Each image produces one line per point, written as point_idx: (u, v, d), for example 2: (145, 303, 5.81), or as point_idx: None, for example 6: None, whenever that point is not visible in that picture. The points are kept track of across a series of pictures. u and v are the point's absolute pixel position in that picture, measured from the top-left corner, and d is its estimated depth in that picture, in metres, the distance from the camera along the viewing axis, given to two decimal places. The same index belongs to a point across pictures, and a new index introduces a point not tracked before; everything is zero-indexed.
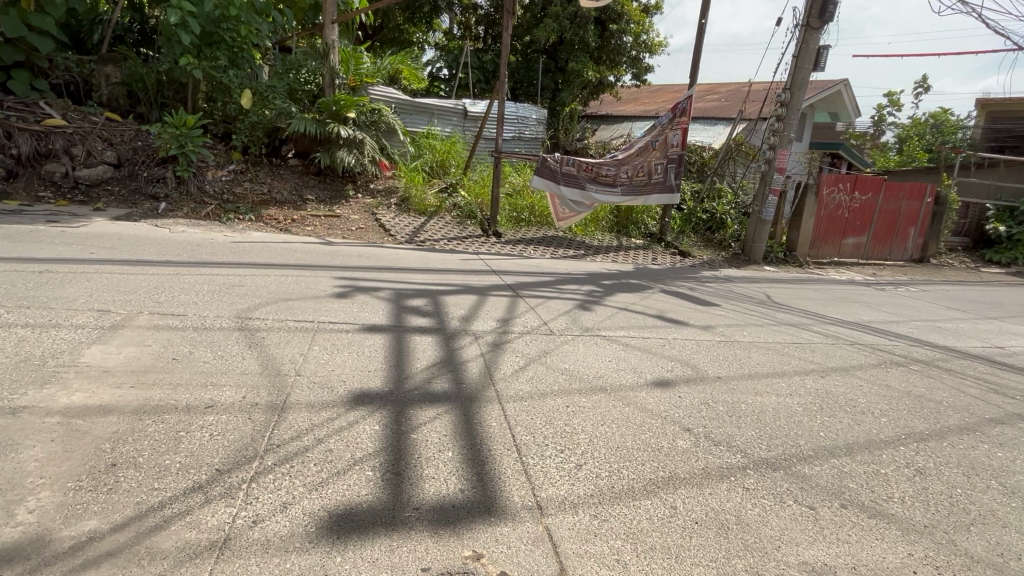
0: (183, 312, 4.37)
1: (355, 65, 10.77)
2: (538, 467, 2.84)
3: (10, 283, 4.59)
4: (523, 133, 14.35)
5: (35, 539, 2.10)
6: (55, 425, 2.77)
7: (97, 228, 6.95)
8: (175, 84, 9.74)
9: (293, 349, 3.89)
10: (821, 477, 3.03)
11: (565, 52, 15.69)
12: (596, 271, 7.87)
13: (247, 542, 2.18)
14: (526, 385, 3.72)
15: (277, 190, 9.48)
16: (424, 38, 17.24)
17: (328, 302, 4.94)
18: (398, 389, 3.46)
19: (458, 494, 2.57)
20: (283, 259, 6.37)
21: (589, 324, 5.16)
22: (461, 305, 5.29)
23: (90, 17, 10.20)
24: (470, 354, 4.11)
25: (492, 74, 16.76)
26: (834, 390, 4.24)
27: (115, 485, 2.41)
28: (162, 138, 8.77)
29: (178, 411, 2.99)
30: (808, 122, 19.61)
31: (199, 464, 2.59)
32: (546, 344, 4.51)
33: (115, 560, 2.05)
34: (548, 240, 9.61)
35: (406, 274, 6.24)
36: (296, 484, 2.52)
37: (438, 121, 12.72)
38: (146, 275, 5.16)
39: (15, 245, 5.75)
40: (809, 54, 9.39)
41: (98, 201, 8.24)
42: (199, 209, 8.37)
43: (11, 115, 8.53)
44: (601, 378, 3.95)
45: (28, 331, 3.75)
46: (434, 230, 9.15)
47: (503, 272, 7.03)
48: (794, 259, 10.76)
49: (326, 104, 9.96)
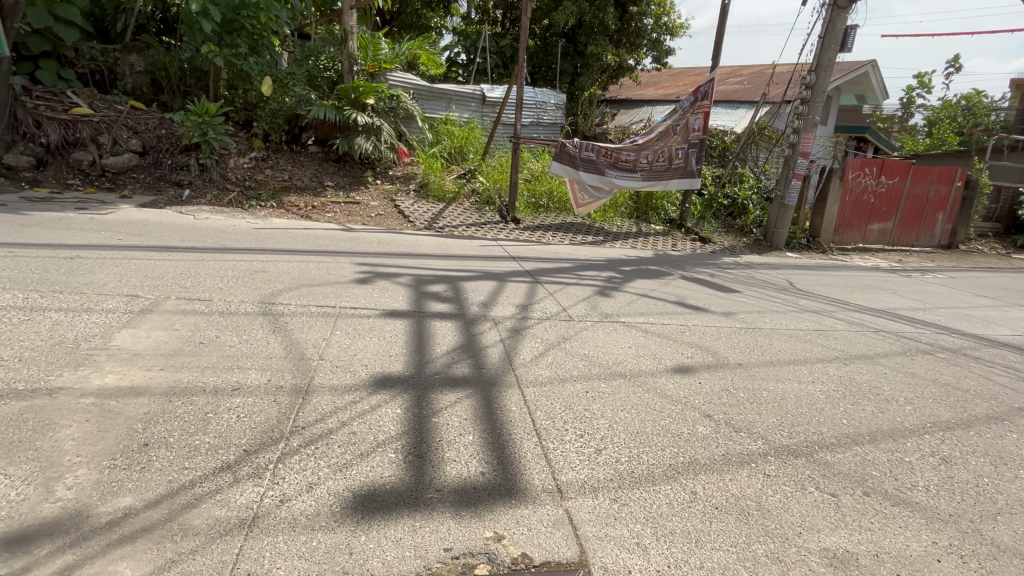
0: (209, 297, 4.46)
1: (374, 50, 10.62)
2: (558, 451, 2.86)
3: (44, 268, 4.73)
4: (542, 118, 14.25)
5: (74, 514, 2.19)
6: (90, 406, 2.86)
7: (125, 215, 7.11)
8: (198, 72, 9.85)
9: (316, 334, 3.96)
10: (843, 464, 3.01)
11: (585, 35, 15.48)
12: (615, 257, 7.84)
13: (276, 519, 2.25)
14: (546, 370, 3.75)
15: (297, 177, 9.56)
16: (442, 23, 17.06)
17: (350, 287, 5.00)
18: (419, 373, 3.51)
19: (479, 476, 2.61)
20: (306, 245, 6.45)
21: (609, 310, 5.16)
22: (481, 293, 5.30)
23: (114, 6, 10.24)
24: (489, 339, 4.14)
25: (511, 59, 16.64)
26: (857, 378, 4.18)
27: (148, 463, 2.49)
28: (186, 126, 8.86)
29: (206, 393, 3.07)
30: (834, 104, 19.12)
31: (228, 444, 2.66)
32: (565, 330, 4.51)
33: (149, 535, 2.12)
34: (567, 226, 9.58)
35: (426, 260, 6.27)
36: (321, 465, 2.58)
37: (456, 107, 12.68)
38: (173, 261, 5.27)
39: (49, 232, 5.91)
40: (837, 34, 9.13)
41: (124, 188, 8.43)
42: (222, 196, 8.52)
43: (40, 104, 8.70)
44: (621, 364, 3.96)
45: (60, 315, 3.86)
46: (452, 216, 9.17)
47: (522, 258, 7.02)
48: (817, 246, 10.58)
49: (345, 91, 9.98)
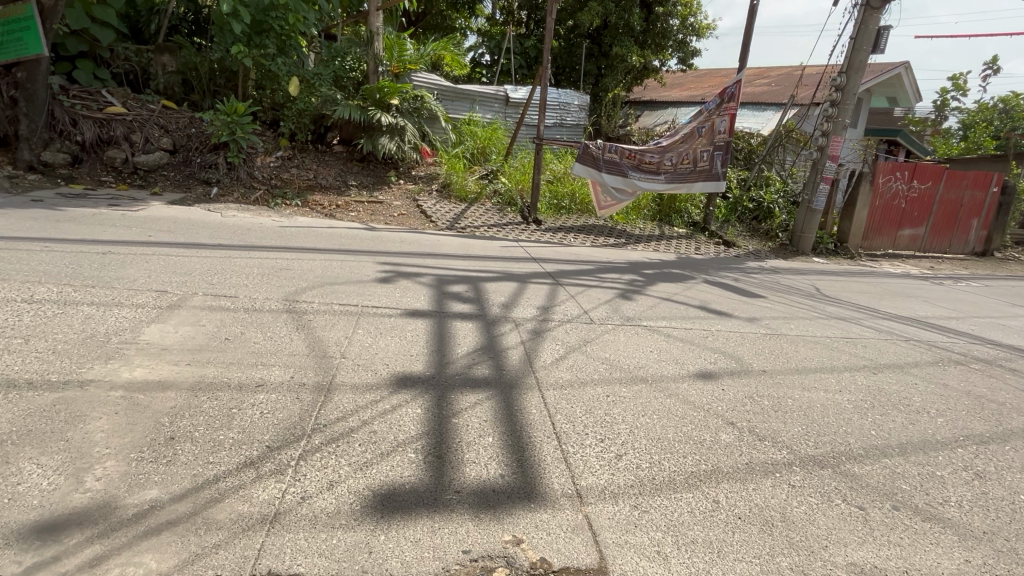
0: (235, 294, 4.53)
1: (400, 51, 10.76)
2: (578, 455, 2.84)
3: (77, 263, 4.85)
4: (565, 119, 14.21)
5: (103, 505, 2.24)
6: (119, 399, 2.93)
7: (155, 212, 7.27)
8: (228, 72, 10.02)
9: (338, 332, 3.98)
10: (872, 476, 2.93)
11: (610, 36, 15.39)
12: (638, 260, 7.78)
13: (297, 516, 2.26)
14: (566, 373, 3.72)
15: (322, 176, 9.67)
16: (466, 24, 17.12)
17: (372, 286, 5.03)
18: (440, 373, 3.52)
19: (498, 478, 2.60)
20: (330, 244, 6.52)
21: (631, 314, 5.11)
22: (502, 294, 5.29)
23: (148, 7, 10.47)
24: (509, 341, 4.13)
25: (535, 60, 16.64)
26: (886, 388, 4.07)
27: (174, 457, 2.54)
28: (215, 125, 9.03)
29: (232, 389, 3.12)
30: (864, 106, 18.71)
31: (252, 440, 2.69)
32: (586, 333, 4.48)
33: (175, 528, 2.16)
34: (588, 228, 9.53)
35: (448, 260, 6.29)
36: (342, 463, 2.60)
37: (480, 107, 12.72)
38: (201, 258, 5.37)
39: (83, 227, 6.07)
40: (869, 35, 8.92)
41: (156, 185, 8.63)
42: (249, 194, 8.66)
43: (76, 103, 8.94)
44: (643, 369, 3.91)
45: (92, 310, 3.95)
46: (474, 216, 9.19)
47: (544, 259, 7.00)
48: (845, 251, 10.37)
49: (370, 92, 10.08)
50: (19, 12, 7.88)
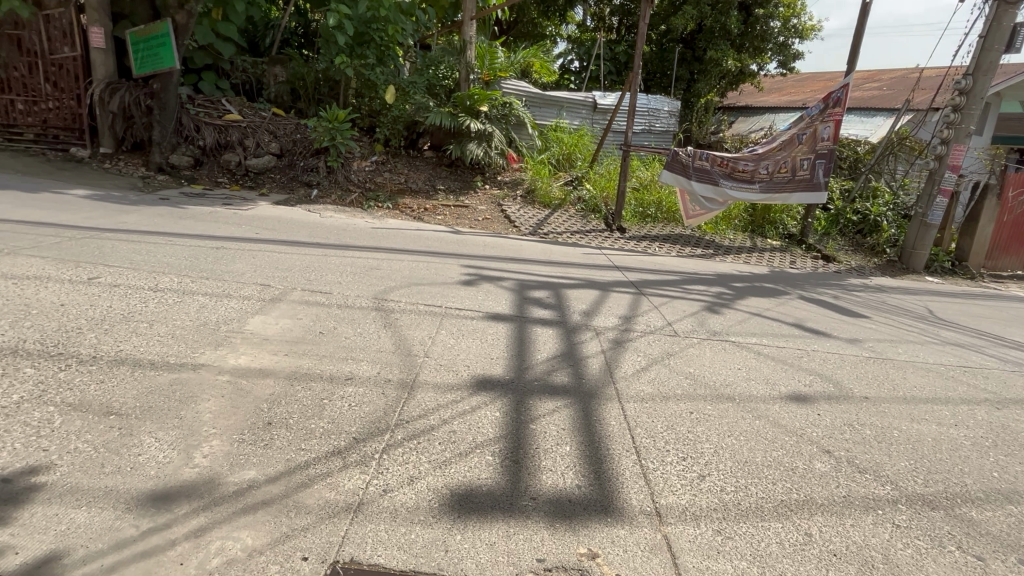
0: (330, 290, 4.78)
1: (490, 60, 11.06)
2: (659, 472, 2.75)
3: (195, 256, 5.32)
4: (654, 125, 13.90)
5: (208, 480, 2.43)
6: (225, 382, 3.18)
7: (262, 211, 7.84)
8: (331, 81, 10.64)
9: (422, 332, 4.11)
10: (993, 524, 2.62)
11: (705, 40, 14.91)
12: (726, 272, 7.45)
13: (378, 508, 2.35)
14: (648, 386, 3.62)
15: (412, 180, 10.04)
16: (557, 32, 17.23)
17: (456, 289, 5.14)
18: (520, 378, 3.53)
19: (575, 488, 2.57)
20: (417, 245, 6.74)
21: (719, 328, 4.90)
22: (584, 301, 5.24)
23: (265, 23, 11.36)
24: (590, 350, 4.07)
25: (625, 66, 16.42)
26: (1012, 426, 3.64)
27: (271, 441, 2.71)
28: (318, 131, 9.61)
29: (324, 380, 3.30)
30: (993, 111, 16.93)
31: (340, 431, 2.83)
32: (670, 346, 4.34)
33: (269, 508, 2.30)
34: (674, 238, 9.25)
35: (530, 266, 6.33)
36: (422, 459, 2.67)
37: (568, 114, 12.71)
38: (300, 255, 5.72)
39: (201, 224, 6.66)
40: (1001, 33, 8.07)
41: (264, 187, 9.33)
42: (345, 197, 9.16)
43: (200, 111, 9.81)
44: (730, 387, 3.73)
45: (205, 299, 4.31)
46: (558, 223, 9.19)
47: (627, 268, 6.87)
48: (964, 271, 9.40)
49: (461, 99, 10.34)
50: (156, 29, 8.76)
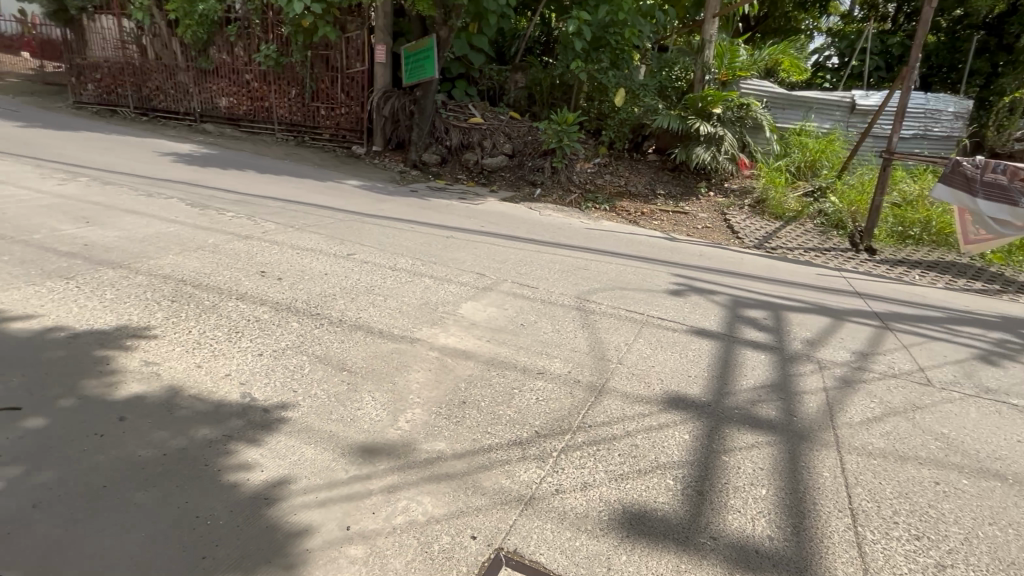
0: (537, 285, 4.97)
1: (731, 58, 10.20)
2: (879, 547, 2.26)
3: (428, 243, 5.99)
4: (931, 129, 11.61)
5: (406, 444, 2.70)
6: (434, 358, 3.51)
7: (489, 206, 8.49)
8: (565, 87, 11.05)
9: (620, 337, 4.01)
10: None
11: (1020, 23, 11.92)
12: (1017, 315, 5.87)
13: (548, 506, 2.36)
14: (879, 439, 3.02)
15: (632, 183, 9.92)
16: (814, 26, 15.35)
17: (662, 297, 4.93)
18: (718, 402, 3.23)
19: (765, 538, 2.26)
20: (628, 250, 6.64)
21: (995, 384, 3.87)
22: (811, 327, 4.62)
23: (512, 34, 12.25)
24: (807, 382, 3.55)
25: (899, 60, 14.00)
26: None
27: (462, 419, 2.91)
28: (547, 134, 10.01)
29: (518, 370, 3.43)
30: None
31: (524, 422, 2.91)
32: (917, 396, 3.56)
33: (451, 481, 2.47)
34: (944, 266, 7.60)
35: (749, 281, 5.78)
36: (599, 468, 2.60)
37: (817, 116, 11.20)
38: (516, 250, 6.06)
39: (437, 215, 7.47)
40: None
41: (494, 184, 10.11)
42: (564, 197, 9.47)
43: (449, 114, 11.00)
44: (1001, 461, 2.92)
45: (430, 282, 4.81)
46: (789, 237, 8.24)
47: (872, 296, 5.85)
48: None
49: (693, 101, 9.89)
50: (424, 44, 9.88)
